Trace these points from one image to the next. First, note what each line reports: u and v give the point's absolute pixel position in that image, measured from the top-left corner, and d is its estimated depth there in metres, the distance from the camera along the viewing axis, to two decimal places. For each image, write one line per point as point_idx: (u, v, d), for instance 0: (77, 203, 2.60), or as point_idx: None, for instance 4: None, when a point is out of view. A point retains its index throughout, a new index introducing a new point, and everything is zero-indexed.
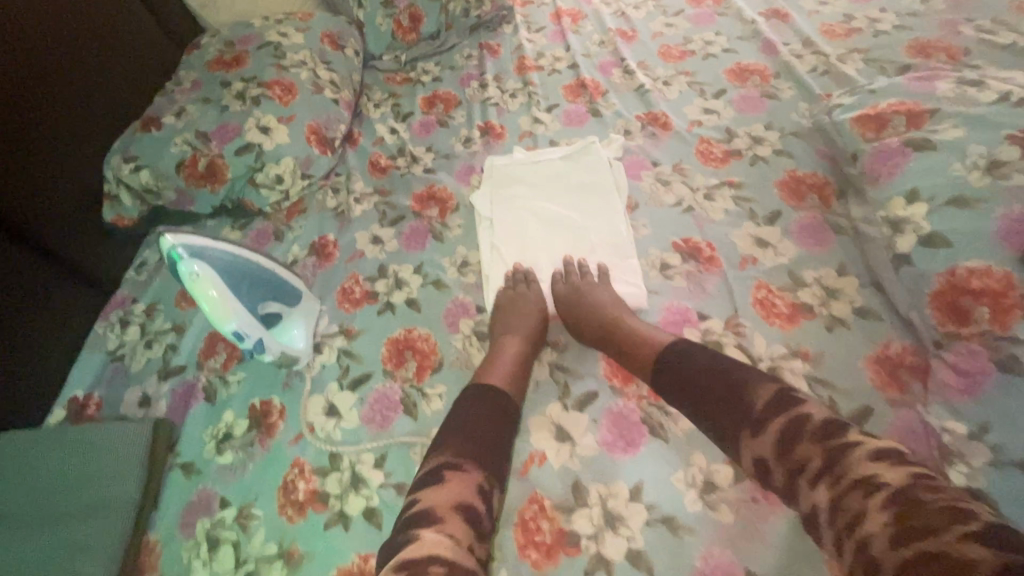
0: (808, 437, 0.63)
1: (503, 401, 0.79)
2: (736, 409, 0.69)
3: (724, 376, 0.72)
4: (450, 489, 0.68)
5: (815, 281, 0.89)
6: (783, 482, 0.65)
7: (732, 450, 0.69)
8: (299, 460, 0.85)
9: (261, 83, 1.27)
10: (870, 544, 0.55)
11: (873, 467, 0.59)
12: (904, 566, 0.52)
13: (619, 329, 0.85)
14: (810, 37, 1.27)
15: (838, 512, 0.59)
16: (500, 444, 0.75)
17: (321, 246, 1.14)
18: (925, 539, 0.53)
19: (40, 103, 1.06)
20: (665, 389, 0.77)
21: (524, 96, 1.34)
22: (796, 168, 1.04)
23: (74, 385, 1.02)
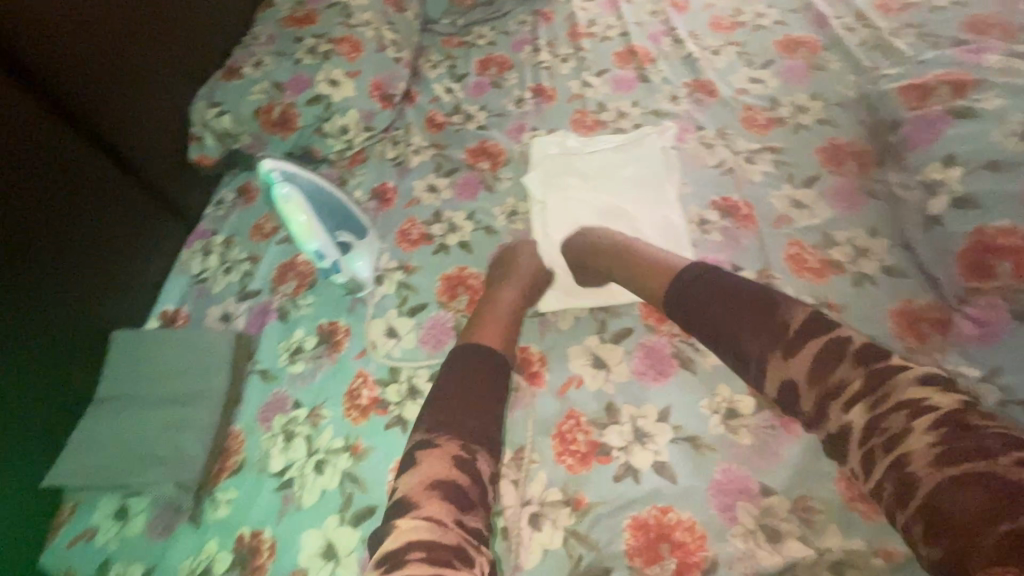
0: (848, 358, 0.65)
1: (491, 360, 0.80)
2: (764, 330, 0.69)
3: (742, 297, 0.72)
4: (425, 469, 0.67)
5: (847, 241, 0.94)
6: (809, 407, 0.66)
7: (758, 376, 0.69)
8: (363, 371, 0.96)
9: (331, 40, 1.36)
10: (908, 462, 0.58)
11: (919, 388, 0.60)
12: (947, 483, 0.55)
13: (626, 258, 0.89)
14: (862, 11, 1.29)
15: (875, 432, 0.61)
16: (481, 407, 0.74)
17: (381, 191, 1.24)
18: (973, 459, 0.55)
19: (135, 37, 1.16)
20: (688, 318, 0.77)
21: (575, 61, 1.40)
22: (838, 136, 1.07)
23: (165, 300, 1.16)
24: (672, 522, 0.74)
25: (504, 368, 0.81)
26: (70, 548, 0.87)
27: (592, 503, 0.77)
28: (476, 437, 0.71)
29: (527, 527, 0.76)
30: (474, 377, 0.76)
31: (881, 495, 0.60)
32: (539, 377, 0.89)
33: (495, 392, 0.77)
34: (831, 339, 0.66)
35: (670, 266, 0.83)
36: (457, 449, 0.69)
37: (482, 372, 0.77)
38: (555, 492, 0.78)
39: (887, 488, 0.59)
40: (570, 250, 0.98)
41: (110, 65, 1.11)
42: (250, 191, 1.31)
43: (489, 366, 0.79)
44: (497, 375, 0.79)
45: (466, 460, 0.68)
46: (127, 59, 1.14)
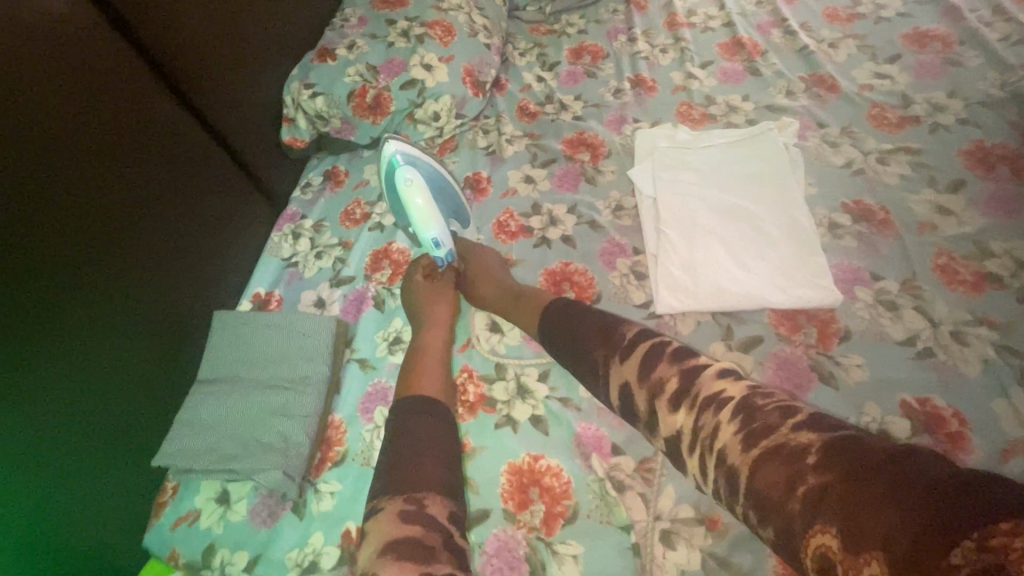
0: (667, 359, 0.69)
1: (417, 402, 0.78)
2: (606, 344, 0.75)
3: (590, 320, 0.80)
4: (373, 540, 0.64)
5: (1005, 253, 0.85)
6: (646, 409, 0.68)
7: (604, 389, 0.74)
8: (467, 366, 0.92)
9: (424, 23, 1.33)
10: (726, 457, 0.60)
11: (718, 383, 0.64)
12: (760, 465, 0.58)
13: (491, 279, 0.97)
14: (1001, 3, 1.19)
15: (698, 431, 0.63)
16: (421, 453, 0.70)
17: (475, 181, 1.20)
18: (766, 436, 0.59)
19: (240, 10, 1.14)
20: (549, 341, 0.83)
21: (676, 52, 1.33)
22: (985, 138, 0.98)
23: (257, 282, 1.15)
24: None
25: (438, 405, 0.78)
26: (175, 530, 0.85)
27: (731, 524, 0.71)
28: (416, 481, 0.68)
29: (660, 545, 0.71)
30: (412, 423, 0.74)
31: (721, 493, 0.62)
32: None
33: (431, 432, 0.74)
34: (654, 343, 0.71)
35: (537, 299, 0.90)
36: (400, 504, 0.65)
37: (408, 418, 0.75)
38: (688, 508, 0.73)
39: (722, 483, 0.61)
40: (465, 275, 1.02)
41: (216, 36, 1.09)
42: (338, 176, 1.31)
43: (421, 408, 0.77)
44: (430, 411, 0.77)
45: (414, 511, 0.65)
46: (232, 31, 1.13)
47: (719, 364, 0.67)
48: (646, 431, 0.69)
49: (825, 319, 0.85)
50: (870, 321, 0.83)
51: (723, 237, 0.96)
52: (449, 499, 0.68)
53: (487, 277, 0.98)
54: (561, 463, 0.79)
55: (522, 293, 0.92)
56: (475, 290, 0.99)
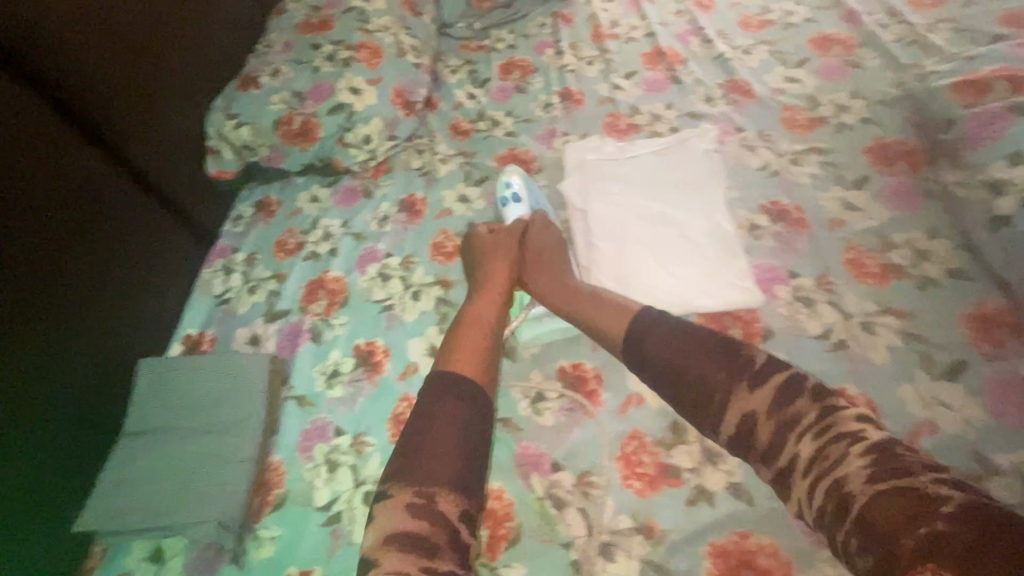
0: (807, 395, 0.68)
1: (452, 383, 0.77)
2: (731, 370, 0.71)
3: (702, 338, 0.75)
4: (380, 524, 0.68)
5: (906, 244, 0.91)
6: (767, 440, 0.67)
7: (718, 417, 0.70)
8: (407, 394, 0.92)
9: (349, 47, 1.32)
10: (845, 483, 0.61)
11: (858, 424, 0.64)
12: (878, 496, 0.58)
13: (556, 276, 0.94)
14: (895, 6, 1.26)
15: (818, 459, 0.64)
16: (448, 447, 0.71)
17: (410, 203, 1.20)
18: (897, 479, 0.59)
19: (150, 39, 1.11)
20: (645, 358, 0.78)
21: (601, 63, 1.36)
22: (884, 135, 1.05)
23: (187, 324, 1.11)
24: (754, 547, 0.70)
25: (472, 388, 0.78)
26: None
27: (667, 530, 0.73)
28: (437, 477, 0.69)
29: (600, 559, 0.72)
30: (443, 408, 0.74)
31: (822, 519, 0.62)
32: (596, 396, 0.85)
33: (458, 420, 0.73)
34: (788, 376, 0.69)
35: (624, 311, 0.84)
36: (411, 495, 0.68)
37: (441, 399, 0.75)
38: (626, 518, 0.74)
39: (829, 507, 0.61)
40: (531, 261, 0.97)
41: (122, 64, 1.05)
42: (270, 206, 1.28)
43: (452, 388, 0.77)
44: (462, 395, 0.76)
45: (423, 504, 0.67)
46: (143, 61, 1.09)
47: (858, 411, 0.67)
48: (756, 461, 0.68)
49: (748, 320, 0.88)
50: (789, 319, 0.87)
51: (650, 245, 0.99)
52: (463, 497, 0.69)
53: (559, 274, 0.95)
54: (502, 485, 0.79)
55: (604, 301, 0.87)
56: (543, 286, 0.94)
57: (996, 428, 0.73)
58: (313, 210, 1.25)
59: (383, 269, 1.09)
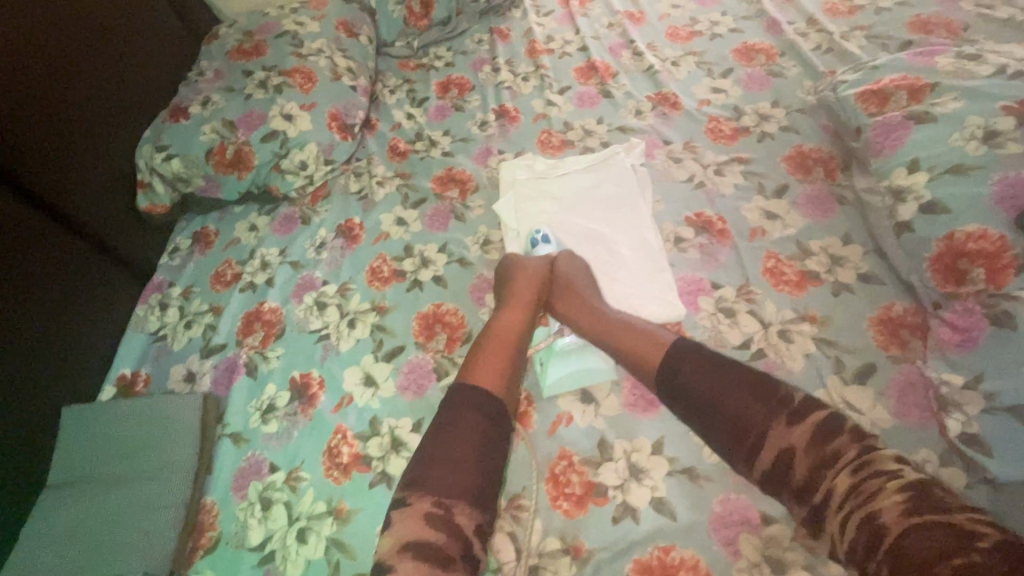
0: (845, 434, 0.67)
1: (474, 395, 0.78)
2: (770, 406, 0.70)
3: (744, 371, 0.74)
4: (398, 532, 0.69)
5: (822, 250, 0.94)
6: (803, 476, 0.66)
7: (754, 450, 0.69)
8: (341, 426, 0.92)
9: (282, 72, 1.30)
10: (879, 517, 0.60)
11: (896, 464, 0.64)
12: (914, 530, 0.58)
13: (586, 300, 0.91)
14: (814, 15, 1.31)
15: (855, 494, 0.63)
16: (471, 465, 0.72)
17: (347, 228, 1.19)
18: (935, 513, 0.59)
19: (67, 75, 1.09)
20: (680, 386, 0.76)
21: (536, 79, 1.37)
22: (802, 144, 1.08)
23: (121, 364, 1.09)
24: (676, 561, 0.72)
25: (492, 402, 0.78)
26: None
27: (594, 549, 0.74)
28: (459, 491, 0.70)
29: None
30: (467, 424, 0.75)
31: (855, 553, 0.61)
32: (528, 418, 0.86)
33: (479, 433, 0.74)
34: (826, 414, 0.68)
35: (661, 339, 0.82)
36: (429, 505, 0.69)
37: (465, 412, 0.76)
38: (554, 540, 0.76)
39: (861, 538, 0.61)
40: (556, 281, 0.95)
41: (41, 107, 1.03)
42: (207, 237, 1.27)
43: (474, 399, 0.77)
44: (483, 407, 0.77)
45: (441, 517, 0.68)
46: (60, 97, 1.07)
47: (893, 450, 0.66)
48: (790, 497, 0.67)
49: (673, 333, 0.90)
50: (711, 330, 0.89)
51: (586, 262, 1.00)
52: (477, 511, 0.70)
53: (580, 294, 0.92)
54: None
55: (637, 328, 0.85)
56: (564, 304, 0.92)
57: (902, 428, 0.75)
58: (250, 239, 1.24)
59: (320, 298, 1.09)
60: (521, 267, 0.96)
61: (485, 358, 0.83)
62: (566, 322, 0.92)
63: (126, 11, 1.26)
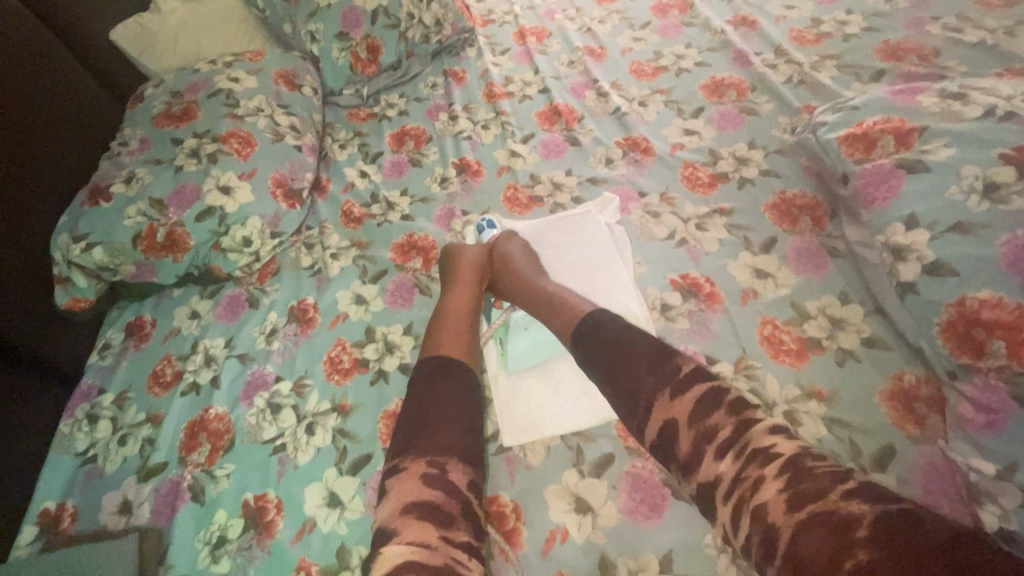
0: (725, 408, 0.67)
1: (439, 363, 0.81)
2: (660, 372, 0.71)
3: (646, 340, 0.75)
4: (395, 497, 0.68)
5: (820, 312, 0.87)
6: (688, 449, 0.67)
7: (643, 418, 0.70)
8: (304, 561, 0.80)
9: (216, 138, 1.17)
10: (766, 512, 0.59)
11: (771, 438, 0.64)
12: (801, 529, 0.57)
13: (528, 279, 0.94)
14: (781, 45, 1.25)
15: (738, 481, 0.63)
16: (447, 425, 0.74)
17: (301, 310, 1.07)
18: (811, 502, 0.58)
19: None
20: (586, 355, 0.78)
21: (497, 127, 1.28)
22: (785, 189, 1.01)
23: (43, 496, 0.94)
24: None
25: (460, 366, 0.81)
26: None
27: None
28: (445, 448, 0.72)
29: None
30: (437, 386, 0.77)
31: (750, 551, 0.60)
32: (517, 536, 0.76)
33: (454, 394, 0.77)
34: (711, 387, 0.69)
35: (576, 313, 0.83)
36: (424, 465, 0.70)
37: (433, 379, 0.78)
38: None
39: (756, 541, 0.59)
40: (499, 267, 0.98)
41: None
42: (142, 328, 1.12)
43: (441, 367, 0.80)
44: (453, 372, 0.80)
45: (437, 475, 0.69)
46: None
47: (773, 421, 0.66)
48: None
49: None
50: None
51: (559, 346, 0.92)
52: (467, 467, 0.72)
53: (526, 284, 0.93)
54: None
55: (562, 303, 0.87)
56: (507, 284, 0.96)
57: None
58: (191, 328, 1.10)
59: (272, 399, 0.96)
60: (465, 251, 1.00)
61: (440, 327, 0.87)
62: (511, 300, 0.96)
63: (32, 83, 1.11)
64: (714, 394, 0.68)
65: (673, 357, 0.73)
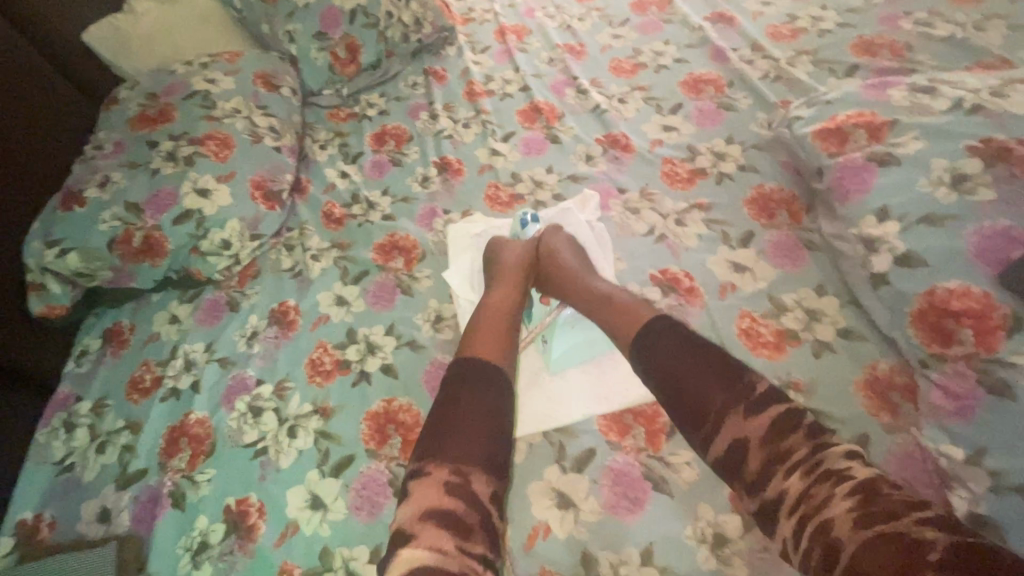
0: (801, 431, 0.67)
1: (480, 368, 0.79)
2: (731, 390, 0.70)
3: (715, 352, 0.74)
4: (416, 500, 0.68)
5: (796, 304, 0.88)
6: (756, 467, 0.67)
7: (710, 434, 0.70)
8: (287, 564, 0.80)
9: (193, 140, 1.15)
10: (832, 528, 0.60)
11: (845, 461, 0.64)
12: (868, 544, 0.57)
13: (582, 283, 0.91)
14: (758, 40, 1.27)
15: (805, 498, 0.63)
16: (481, 433, 0.73)
17: (281, 313, 1.06)
18: (882, 522, 0.58)
19: None
20: (649, 368, 0.76)
21: (478, 125, 1.28)
22: (762, 183, 1.02)
23: (19, 507, 0.93)
24: None
25: (496, 370, 0.79)
26: None
27: None
28: (473, 457, 0.71)
29: None
30: (475, 390, 0.76)
31: (809, 567, 0.60)
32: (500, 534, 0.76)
33: (487, 400, 0.76)
34: (784, 407, 0.68)
35: (638, 322, 0.81)
36: (447, 473, 0.69)
37: (471, 383, 0.77)
38: None
39: (816, 555, 0.60)
40: (548, 266, 0.96)
41: None
42: (120, 334, 1.11)
43: (481, 372, 0.78)
44: (489, 377, 0.78)
45: (458, 484, 0.69)
46: None
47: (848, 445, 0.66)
48: None
49: (650, 415, 0.83)
50: None
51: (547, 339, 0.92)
52: (493, 478, 0.71)
53: (579, 287, 0.91)
54: None
55: (622, 310, 0.84)
56: (556, 284, 0.94)
57: None
58: (170, 333, 1.08)
59: (253, 402, 0.96)
60: (509, 249, 0.98)
61: (482, 328, 0.85)
62: (560, 299, 0.94)
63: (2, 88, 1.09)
64: (785, 415, 0.67)
65: (744, 375, 0.71)
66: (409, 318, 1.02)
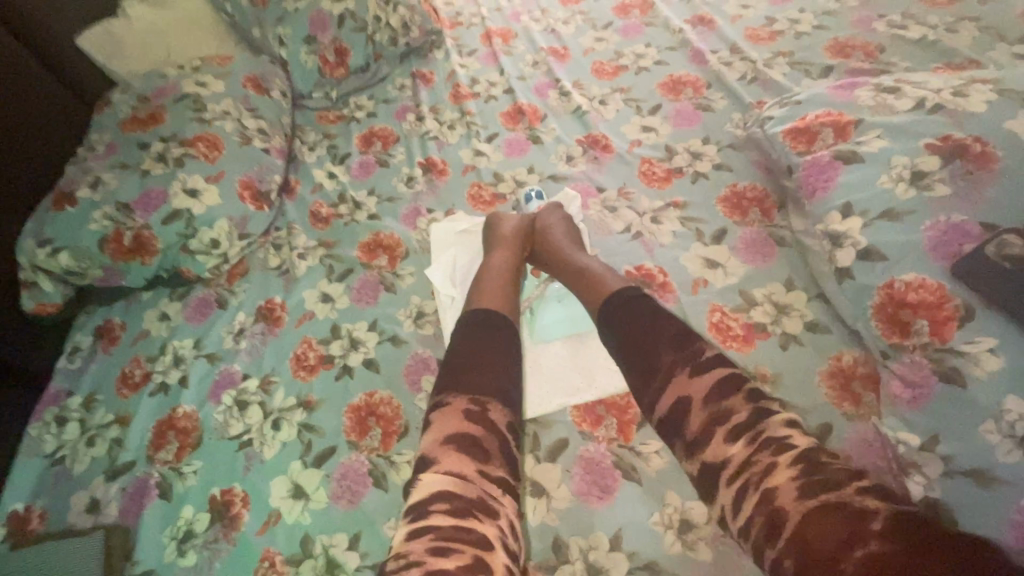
0: (741, 395, 0.71)
1: (489, 318, 0.85)
2: (680, 353, 0.75)
3: (671, 320, 0.79)
4: (438, 428, 0.73)
5: (766, 299, 0.90)
6: (697, 428, 0.70)
7: (657, 391, 0.74)
8: (269, 551, 0.82)
9: (183, 141, 1.18)
10: (776, 495, 0.62)
11: (786, 430, 0.67)
12: (811, 514, 0.59)
13: (564, 256, 0.96)
14: (736, 43, 1.30)
15: (748, 465, 0.65)
16: (495, 370, 0.78)
17: (268, 310, 1.09)
18: (825, 492, 0.61)
19: None
20: (612, 332, 0.81)
21: (462, 127, 1.31)
22: (736, 182, 1.05)
23: (11, 498, 0.95)
24: None
25: (505, 320, 0.85)
26: None
27: None
28: (489, 390, 0.76)
29: None
30: (487, 335, 0.82)
31: (750, 532, 0.63)
32: None
33: (500, 344, 0.82)
34: (729, 372, 0.72)
35: (605, 292, 0.86)
36: (465, 403, 0.74)
37: (483, 329, 0.83)
38: None
39: (759, 522, 0.62)
40: (536, 240, 1.01)
41: None
42: (111, 331, 1.13)
43: (489, 321, 0.84)
44: (497, 325, 0.84)
45: (477, 412, 0.74)
46: None
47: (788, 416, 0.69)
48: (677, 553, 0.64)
49: (622, 406, 0.85)
50: None
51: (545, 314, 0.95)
52: (508, 410, 0.77)
53: (561, 259, 0.96)
54: None
55: (593, 281, 0.89)
56: (543, 257, 0.99)
57: None
58: (160, 330, 1.11)
59: (239, 396, 0.98)
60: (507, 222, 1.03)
61: (483, 289, 0.90)
62: (549, 272, 0.99)
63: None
64: (731, 379, 0.72)
65: (696, 343, 0.76)
66: (392, 314, 1.04)
